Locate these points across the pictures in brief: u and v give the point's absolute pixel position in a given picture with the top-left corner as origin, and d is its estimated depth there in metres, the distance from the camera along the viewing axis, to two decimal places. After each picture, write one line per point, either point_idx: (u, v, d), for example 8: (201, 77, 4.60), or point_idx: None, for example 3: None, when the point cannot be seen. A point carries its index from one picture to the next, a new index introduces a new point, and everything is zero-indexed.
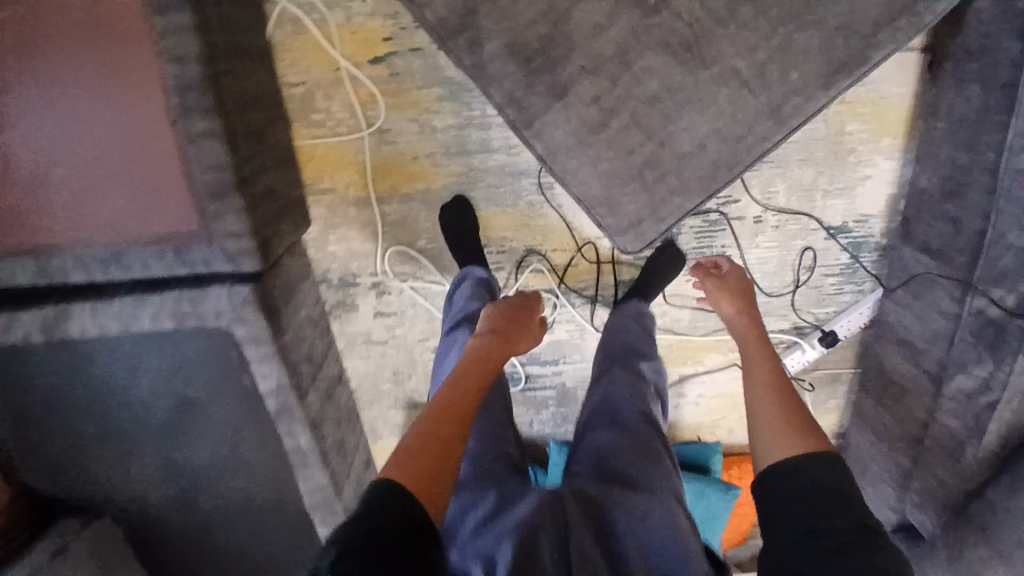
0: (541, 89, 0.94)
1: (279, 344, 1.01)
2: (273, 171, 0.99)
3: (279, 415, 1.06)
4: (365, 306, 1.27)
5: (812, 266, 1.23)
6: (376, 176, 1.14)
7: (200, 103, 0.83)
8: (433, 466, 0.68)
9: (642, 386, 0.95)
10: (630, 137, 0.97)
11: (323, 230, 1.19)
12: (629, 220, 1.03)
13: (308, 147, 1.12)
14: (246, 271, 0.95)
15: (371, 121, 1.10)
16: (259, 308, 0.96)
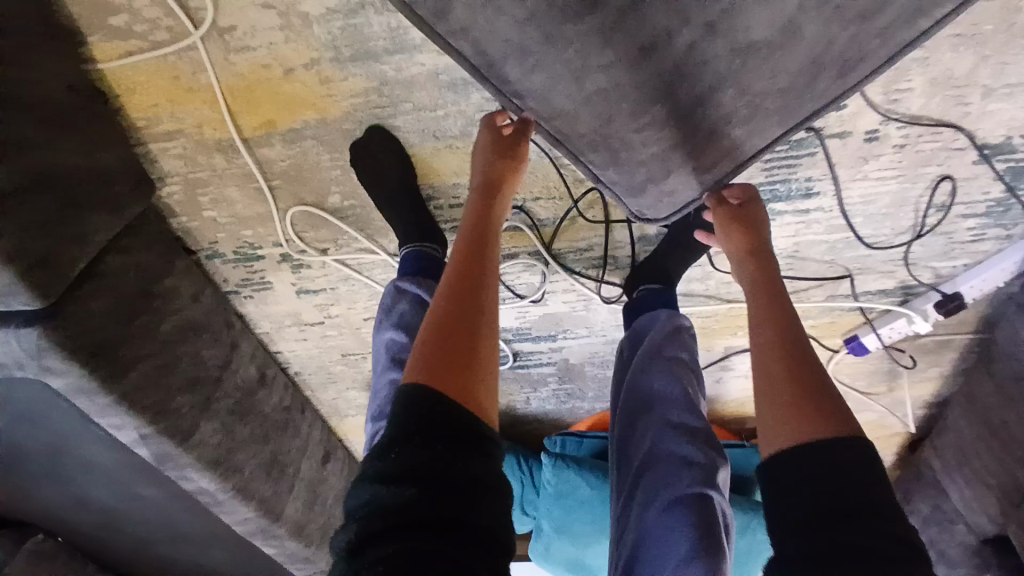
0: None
1: (122, 391, 0.69)
2: (30, 136, 0.59)
3: (160, 461, 0.79)
4: (281, 282, 0.92)
5: (945, 204, 0.76)
6: (237, 108, 0.71)
7: None
8: (440, 361, 0.49)
9: (684, 497, 0.57)
10: (648, 20, 0.49)
11: (187, 189, 0.79)
12: (643, 171, 0.62)
13: (119, 73, 0.68)
14: (29, 308, 0.60)
15: (201, 16, 0.64)
16: (62, 356, 0.63)
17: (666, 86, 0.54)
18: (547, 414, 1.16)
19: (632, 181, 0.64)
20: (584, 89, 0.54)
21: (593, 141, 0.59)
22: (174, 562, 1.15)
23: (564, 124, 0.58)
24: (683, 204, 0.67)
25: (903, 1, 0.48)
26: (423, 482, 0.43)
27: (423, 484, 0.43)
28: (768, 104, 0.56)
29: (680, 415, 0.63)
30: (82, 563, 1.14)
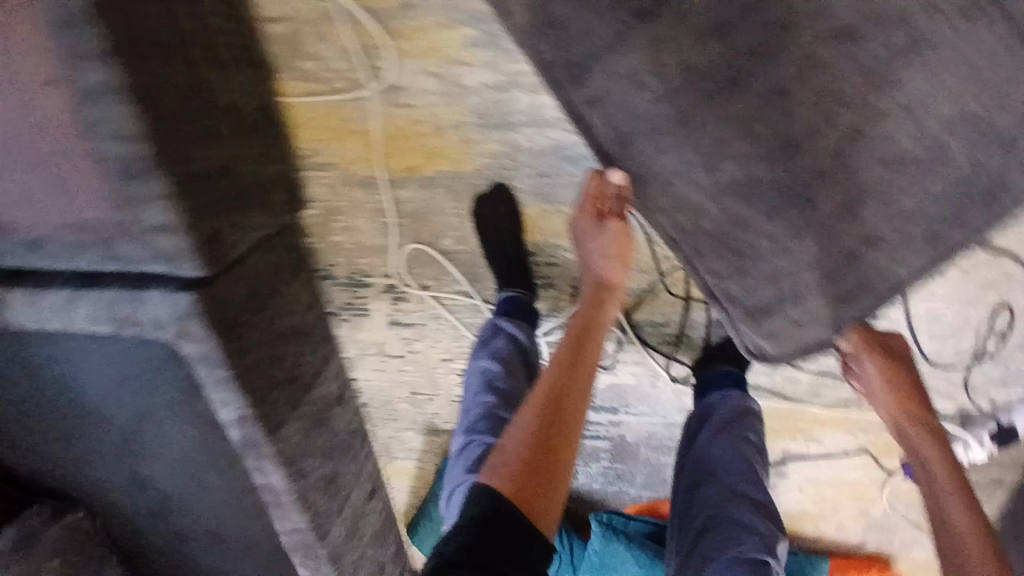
0: (631, 31, 0.60)
1: (240, 369, 0.78)
2: (225, 142, 0.71)
3: (244, 448, 0.85)
4: (379, 311, 1.01)
5: (1000, 333, 0.80)
6: (386, 151, 0.85)
7: (90, 44, 0.55)
8: (530, 467, 0.60)
9: (745, 559, 0.67)
10: (787, 118, 0.59)
11: (325, 214, 0.92)
12: (768, 292, 0.64)
13: (298, 107, 0.83)
14: (187, 274, 0.71)
15: (380, 74, 0.79)
16: (206, 323, 0.72)
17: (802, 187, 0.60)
18: (591, 495, 1.15)
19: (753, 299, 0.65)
20: (717, 179, 0.62)
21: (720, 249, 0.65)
22: None
23: (687, 215, 0.65)
24: (811, 345, 0.67)
25: None
26: (492, 554, 0.54)
27: (490, 557, 0.53)
28: (902, 219, 0.61)
29: (747, 487, 0.71)
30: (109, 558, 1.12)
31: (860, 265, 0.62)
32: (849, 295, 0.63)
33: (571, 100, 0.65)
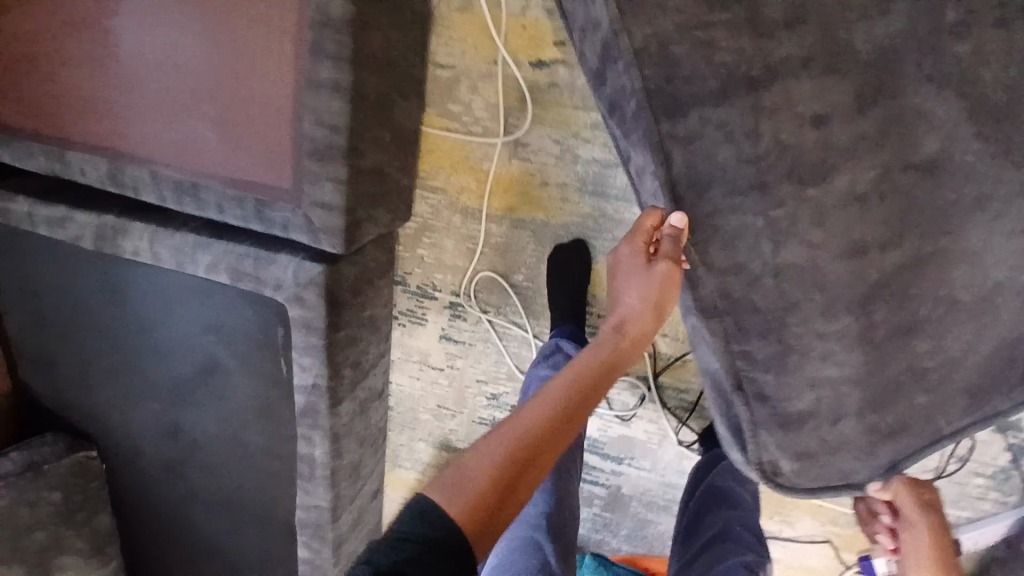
0: (738, 92, 0.66)
1: (329, 340, 0.86)
2: (388, 151, 0.83)
3: (302, 415, 0.92)
4: (434, 323, 1.12)
5: (962, 456, 1.02)
6: (494, 191, 1.00)
7: (336, 48, 0.68)
8: (494, 499, 0.58)
9: (749, 564, 0.86)
10: (865, 227, 0.71)
11: (419, 228, 1.05)
12: (808, 398, 0.75)
13: (432, 137, 0.98)
14: (323, 249, 0.82)
15: (511, 130, 0.95)
16: (321, 293, 0.81)
17: (867, 298, 0.73)
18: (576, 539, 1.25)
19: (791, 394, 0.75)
20: (778, 255, 0.70)
21: (775, 350, 0.73)
22: (183, 539, 1.15)
23: (739, 279, 0.72)
24: (828, 482, 0.80)
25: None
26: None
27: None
28: (944, 360, 0.76)
29: (745, 519, 0.93)
30: (105, 504, 1.13)
31: (901, 398, 0.77)
32: (890, 429, 0.78)
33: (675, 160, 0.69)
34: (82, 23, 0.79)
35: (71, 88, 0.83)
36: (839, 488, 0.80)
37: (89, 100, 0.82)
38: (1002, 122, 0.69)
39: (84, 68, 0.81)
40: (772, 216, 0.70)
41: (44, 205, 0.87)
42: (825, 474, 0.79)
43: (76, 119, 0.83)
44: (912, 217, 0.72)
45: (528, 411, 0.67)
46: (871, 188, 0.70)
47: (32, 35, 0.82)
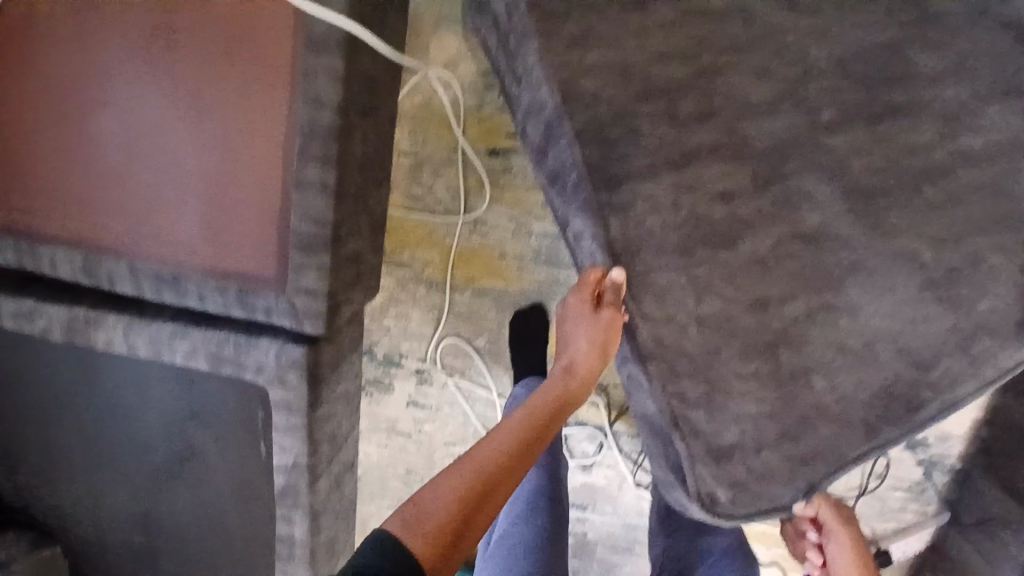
0: (663, 170, 0.77)
1: (310, 419, 0.87)
2: (363, 235, 0.89)
3: (282, 495, 0.92)
4: (402, 390, 1.16)
5: (881, 473, 1.21)
6: (457, 264, 1.08)
7: (323, 151, 0.75)
8: (451, 529, 0.61)
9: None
10: (768, 285, 0.79)
11: (386, 300, 1.11)
12: (733, 432, 0.81)
13: (398, 217, 1.06)
14: (305, 332, 0.84)
15: (471, 209, 1.05)
16: (304, 374, 0.83)
17: (771, 341, 0.80)
18: None
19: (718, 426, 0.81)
20: (700, 308, 0.79)
21: (701, 390, 0.80)
22: None
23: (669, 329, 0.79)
24: (762, 508, 0.84)
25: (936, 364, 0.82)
26: None
27: None
28: (841, 397, 0.81)
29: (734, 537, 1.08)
30: None
31: (809, 429, 0.82)
32: (805, 458, 0.83)
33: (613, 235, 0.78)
34: (60, 125, 0.83)
35: (45, 186, 0.85)
36: (767, 511, 0.83)
37: (64, 197, 0.85)
38: (873, 203, 0.79)
39: (60, 168, 0.84)
40: (693, 272, 0.78)
41: (11, 299, 0.87)
42: (756, 500, 0.83)
43: (51, 214, 0.86)
44: (811, 274, 0.80)
45: (487, 444, 0.71)
46: (769, 253, 0.79)
47: (9, 135, 0.84)
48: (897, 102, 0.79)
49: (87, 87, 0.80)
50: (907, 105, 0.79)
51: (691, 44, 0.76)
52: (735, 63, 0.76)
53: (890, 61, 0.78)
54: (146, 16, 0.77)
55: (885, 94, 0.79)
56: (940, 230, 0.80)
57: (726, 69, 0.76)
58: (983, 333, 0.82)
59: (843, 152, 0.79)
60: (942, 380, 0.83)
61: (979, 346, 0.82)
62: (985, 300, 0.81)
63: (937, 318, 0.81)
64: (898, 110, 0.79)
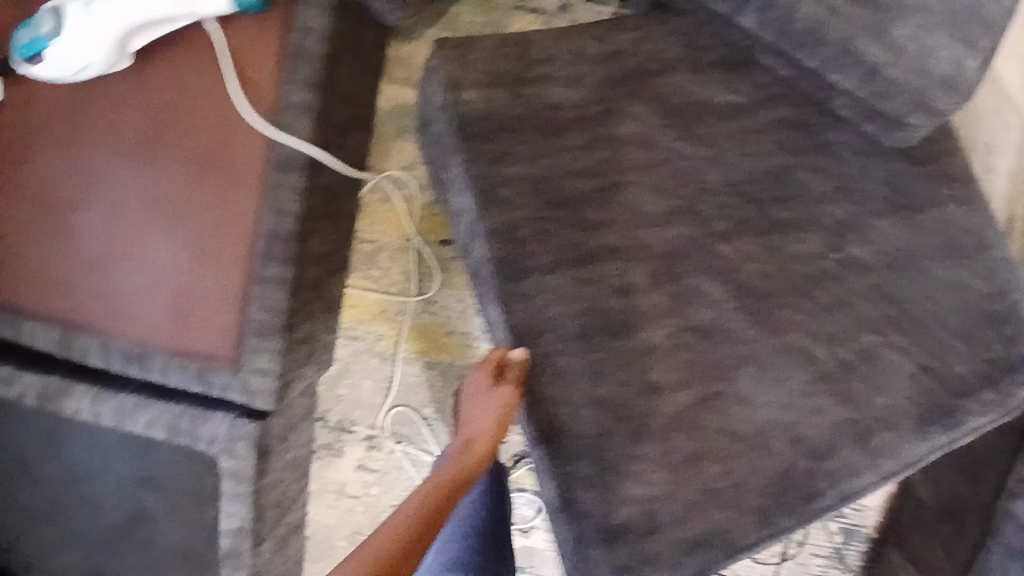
0: (565, 267, 0.74)
1: (256, 487, 0.95)
2: (318, 317, 0.99)
3: (225, 556, 0.99)
4: (352, 454, 1.23)
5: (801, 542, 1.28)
6: (409, 338, 1.17)
7: (281, 252, 0.86)
8: None
9: None
10: (659, 372, 0.73)
11: (341, 370, 1.19)
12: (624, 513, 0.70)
13: (355, 294, 1.16)
14: (257, 407, 0.92)
15: (423, 291, 1.15)
16: (252, 447, 0.91)
17: (664, 428, 0.69)
18: None
19: (611, 524, 0.69)
20: (598, 389, 0.69)
21: (592, 474, 0.67)
22: None
23: (566, 412, 0.69)
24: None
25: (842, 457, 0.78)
26: None
27: None
28: (741, 484, 0.71)
29: None
30: None
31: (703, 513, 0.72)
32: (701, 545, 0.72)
33: (514, 320, 0.71)
34: (44, 214, 0.91)
35: (25, 267, 0.93)
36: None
37: (44, 278, 0.93)
38: (767, 304, 0.81)
39: (42, 252, 0.92)
40: (591, 355, 0.71)
41: None
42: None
43: (29, 292, 0.93)
44: (703, 366, 0.75)
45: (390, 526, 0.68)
46: (666, 341, 0.75)
47: None
48: (783, 220, 0.86)
49: (74, 184, 0.89)
50: (792, 221, 0.87)
51: (599, 162, 0.82)
52: (636, 180, 0.82)
53: (776, 186, 0.88)
54: (129, 132, 0.87)
55: (773, 209, 0.86)
56: (832, 329, 0.83)
57: (627, 185, 0.81)
58: (876, 427, 0.82)
59: (735, 259, 0.82)
60: (841, 470, 0.78)
61: (879, 441, 0.81)
62: (879, 396, 0.83)
63: (831, 410, 0.79)
64: (785, 224, 0.86)
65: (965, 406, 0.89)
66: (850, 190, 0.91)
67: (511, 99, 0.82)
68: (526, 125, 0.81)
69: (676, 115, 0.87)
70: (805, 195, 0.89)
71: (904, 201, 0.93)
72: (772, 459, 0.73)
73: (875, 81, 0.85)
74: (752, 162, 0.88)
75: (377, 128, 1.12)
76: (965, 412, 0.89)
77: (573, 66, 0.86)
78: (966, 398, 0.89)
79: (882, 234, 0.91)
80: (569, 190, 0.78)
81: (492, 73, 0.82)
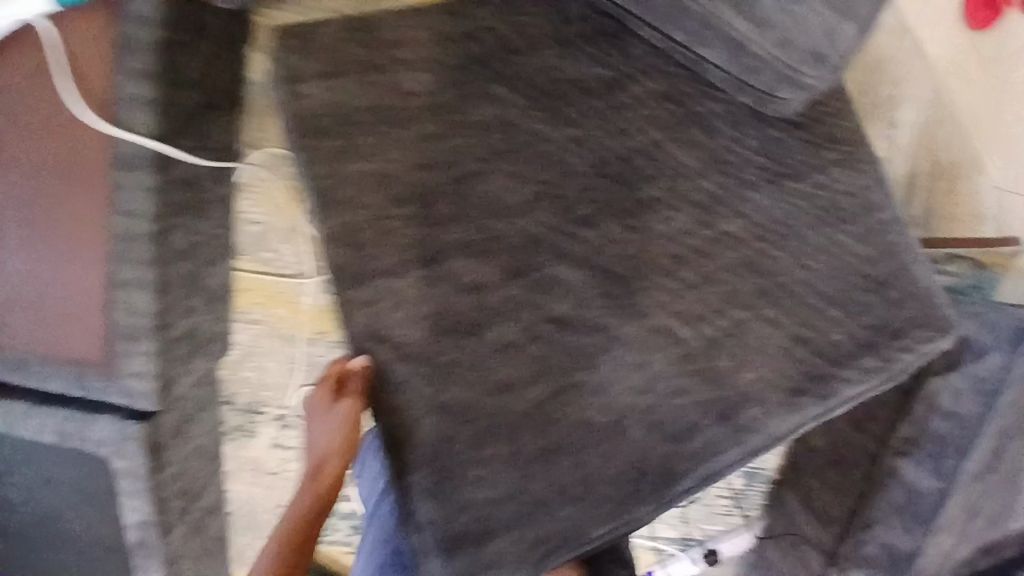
0: (411, 267, 0.74)
1: (156, 480, 0.98)
2: (200, 311, 0.99)
3: (136, 547, 1.02)
4: (264, 434, 1.24)
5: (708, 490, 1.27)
6: (309, 318, 1.18)
7: (139, 253, 0.84)
8: None
9: None
10: (510, 367, 0.73)
11: (242, 354, 1.18)
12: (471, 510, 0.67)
13: (247, 278, 1.14)
14: (141, 408, 0.92)
15: (318, 270, 1.16)
16: (143, 444, 0.93)
17: (513, 427, 0.71)
18: None
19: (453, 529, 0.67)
20: (442, 395, 0.70)
21: (432, 480, 0.67)
22: None
23: (408, 420, 0.69)
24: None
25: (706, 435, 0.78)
26: None
27: None
28: (591, 474, 0.71)
29: None
30: None
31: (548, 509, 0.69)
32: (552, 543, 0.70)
33: (345, 308, 0.72)
34: None
35: None
36: None
37: None
38: (627, 287, 0.81)
39: None
40: (435, 360, 0.71)
41: None
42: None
43: None
44: (558, 356, 0.75)
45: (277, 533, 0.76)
46: (518, 338, 0.74)
47: None
48: (651, 200, 0.87)
49: None
50: (659, 200, 0.87)
51: (453, 153, 0.80)
52: (494, 170, 0.81)
53: (643, 164, 0.88)
54: None
55: (639, 189, 0.87)
56: (693, 309, 0.84)
57: (482, 175, 0.80)
58: (745, 402, 0.81)
59: (596, 242, 0.82)
60: (703, 449, 0.77)
61: (746, 416, 0.81)
62: (749, 370, 0.83)
63: (693, 391, 0.79)
64: (651, 204, 0.87)
65: (839, 374, 0.88)
66: (725, 163, 0.92)
67: (359, 89, 0.80)
68: (373, 117, 0.79)
69: (540, 95, 0.87)
70: (675, 172, 0.89)
71: (779, 170, 0.94)
72: (628, 444, 0.74)
73: (743, 57, 0.89)
74: (623, 139, 0.88)
75: (252, 99, 1.06)
76: (840, 381, 0.88)
77: (427, 50, 0.84)
78: (841, 366, 0.89)
79: (755, 208, 0.92)
80: (418, 187, 0.77)
81: (338, 63, 0.81)
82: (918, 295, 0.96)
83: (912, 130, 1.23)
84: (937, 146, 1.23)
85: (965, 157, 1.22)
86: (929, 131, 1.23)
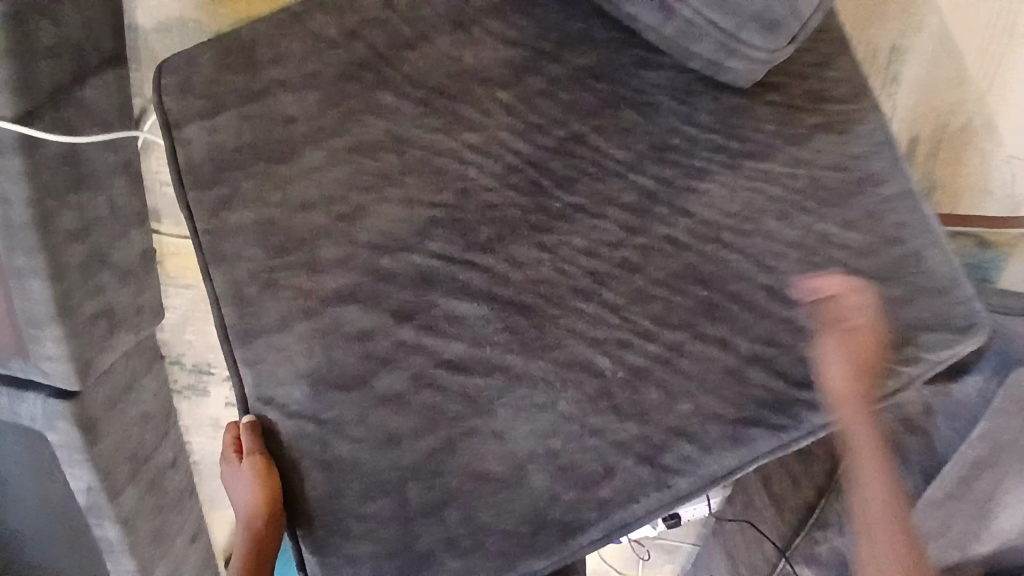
0: (297, 320, 0.74)
1: (93, 454, 0.92)
2: (113, 287, 0.90)
3: (87, 509, 0.97)
4: (217, 394, 1.14)
5: None
6: None
7: (22, 241, 0.78)
8: None
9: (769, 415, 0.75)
10: (400, 420, 0.71)
11: (182, 318, 1.07)
12: (362, 558, 0.69)
13: (170, 242, 1.02)
14: (62, 386, 0.89)
15: None
16: (72, 423, 0.89)
17: (401, 481, 0.70)
18: None
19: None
20: (326, 451, 0.71)
21: (318, 537, 0.69)
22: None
23: (295, 478, 0.71)
24: None
25: (618, 480, 0.71)
26: None
27: None
28: (475, 528, 0.69)
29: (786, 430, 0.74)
30: None
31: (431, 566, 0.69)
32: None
33: (235, 357, 0.74)
34: None
35: None
36: None
37: None
38: (534, 318, 0.75)
39: None
40: (321, 416, 0.71)
41: None
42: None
43: None
44: (450, 399, 0.72)
45: None
46: (406, 388, 0.72)
47: None
48: (568, 209, 0.79)
49: None
50: (580, 210, 0.79)
51: (339, 184, 0.77)
52: (384, 197, 0.77)
53: (562, 165, 0.80)
54: None
55: (553, 200, 0.79)
56: (615, 336, 0.75)
57: (370, 207, 0.77)
58: (676, 437, 0.73)
59: (500, 269, 0.76)
60: (615, 498, 0.71)
61: (674, 455, 0.72)
62: (685, 401, 0.74)
63: (610, 430, 0.72)
64: (567, 217, 0.78)
65: (807, 399, 0.75)
66: (669, 148, 0.80)
67: (237, 124, 0.79)
68: (251, 157, 0.78)
69: (437, 94, 0.80)
70: (599, 168, 0.80)
71: (741, 148, 0.81)
72: (528, 493, 0.70)
73: (675, 20, 0.77)
74: (539, 138, 0.80)
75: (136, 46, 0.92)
76: (807, 407, 0.75)
77: (306, 62, 0.80)
78: (808, 389, 0.76)
79: (707, 200, 0.80)
80: (299, 234, 0.76)
81: (213, 99, 0.79)
82: (925, 291, 0.77)
83: (911, 88, 1.04)
84: (936, 109, 1.05)
85: (973, 122, 1.05)
86: (939, 90, 1.04)
